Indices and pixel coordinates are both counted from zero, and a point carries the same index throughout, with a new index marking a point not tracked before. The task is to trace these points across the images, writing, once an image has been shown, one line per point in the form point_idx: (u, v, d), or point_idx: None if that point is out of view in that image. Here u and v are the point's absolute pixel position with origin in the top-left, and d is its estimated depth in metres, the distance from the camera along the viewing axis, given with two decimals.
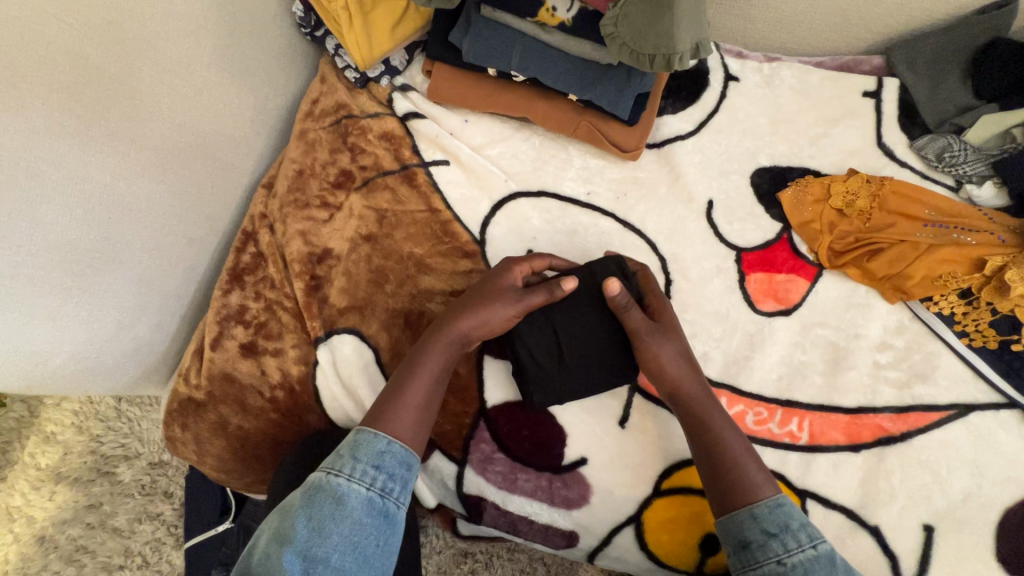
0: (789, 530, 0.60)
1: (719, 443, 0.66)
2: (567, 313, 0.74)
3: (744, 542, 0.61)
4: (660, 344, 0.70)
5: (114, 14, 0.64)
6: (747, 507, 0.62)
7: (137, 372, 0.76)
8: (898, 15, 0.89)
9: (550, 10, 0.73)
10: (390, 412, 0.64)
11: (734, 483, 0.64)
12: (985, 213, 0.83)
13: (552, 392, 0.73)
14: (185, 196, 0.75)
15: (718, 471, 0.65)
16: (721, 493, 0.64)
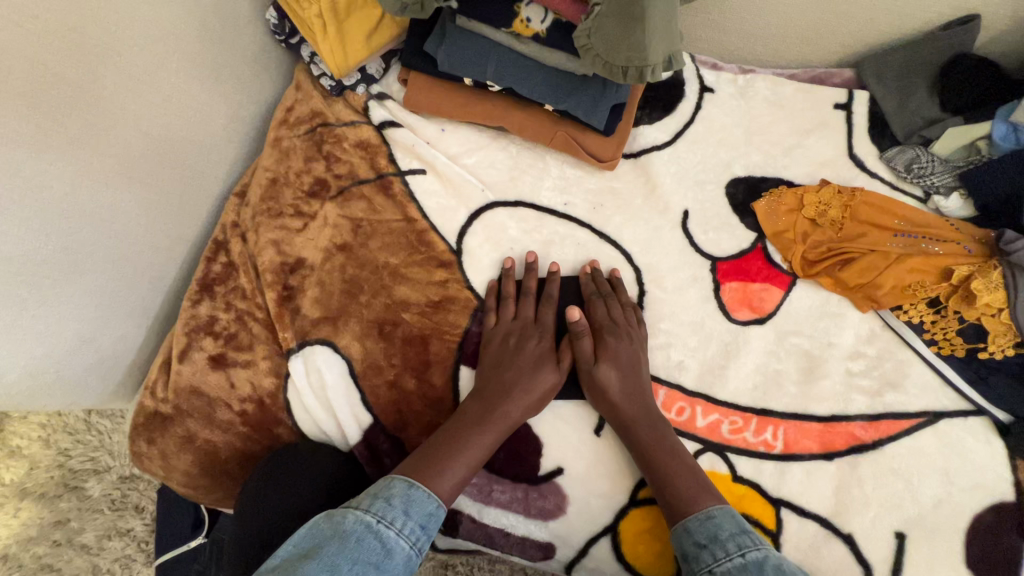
0: (719, 540, 0.63)
1: (659, 457, 0.70)
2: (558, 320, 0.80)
3: (684, 556, 0.64)
4: (603, 370, 0.74)
5: (75, 20, 0.62)
6: (681, 521, 0.66)
7: (100, 385, 0.74)
8: (868, 30, 0.91)
9: (524, 21, 0.73)
10: (437, 473, 0.66)
11: (673, 494, 0.68)
12: (953, 223, 0.84)
13: None
14: (151, 204, 0.73)
15: (659, 487, 0.69)
16: (665, 506, 0.68)
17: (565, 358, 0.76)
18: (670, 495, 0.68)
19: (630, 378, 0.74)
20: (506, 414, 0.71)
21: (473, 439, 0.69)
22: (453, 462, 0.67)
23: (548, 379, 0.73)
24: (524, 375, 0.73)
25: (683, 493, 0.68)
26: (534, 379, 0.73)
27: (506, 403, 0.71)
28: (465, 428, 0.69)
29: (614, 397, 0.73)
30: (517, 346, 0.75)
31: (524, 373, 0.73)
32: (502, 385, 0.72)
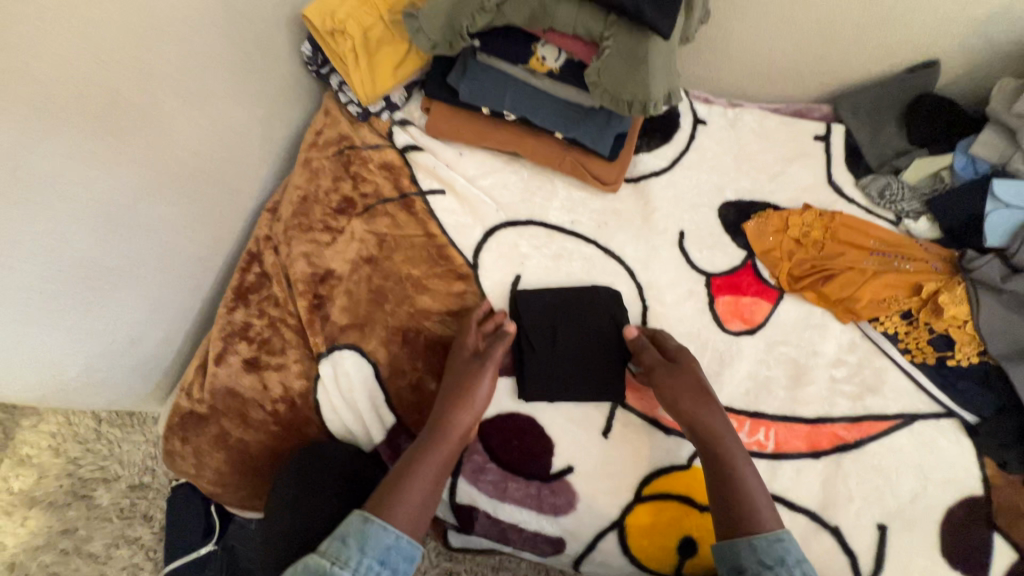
0: (785, 564, 0.63)
1: (733, 469, 0.71)
2: (567, 317, 0.85)
3: (741, 570, 0.64)
4: (677, 381, 0.78)
5: (145, 52, 0.68)
6: (748, 538, 0.66)
7: (139, 385, 0.79)
8: (843, 71, 1.02)
9: (540, 59, 0.81)
10: (391, 501, 0.65)
11: (744, 506, 0.68)
12: (922, 243, 0.93)
13: (544, 379, 0.82)
14: (195, 217, 0.79)
15: (729, 499, 0.69)
16: (733, 520, 0.68)
17: (489, 358, 0.78)
18: (736, 511, 0.68)
19: (703, 391, 0.77)
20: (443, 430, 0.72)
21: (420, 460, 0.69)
22: (408, 488, 0.67)
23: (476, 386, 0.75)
24: (457, 385, 0.76)
25: (752, 511, 0.68)
26: (469, 389, 0.75)
27: (449, 413, 0.73)
28: (416, 452, 0.70)
29: (694, 407, 0.76)
30: (456, 364, 0.78)
31: (454, 389, 0.75)
32: (449, 400, 0.75)
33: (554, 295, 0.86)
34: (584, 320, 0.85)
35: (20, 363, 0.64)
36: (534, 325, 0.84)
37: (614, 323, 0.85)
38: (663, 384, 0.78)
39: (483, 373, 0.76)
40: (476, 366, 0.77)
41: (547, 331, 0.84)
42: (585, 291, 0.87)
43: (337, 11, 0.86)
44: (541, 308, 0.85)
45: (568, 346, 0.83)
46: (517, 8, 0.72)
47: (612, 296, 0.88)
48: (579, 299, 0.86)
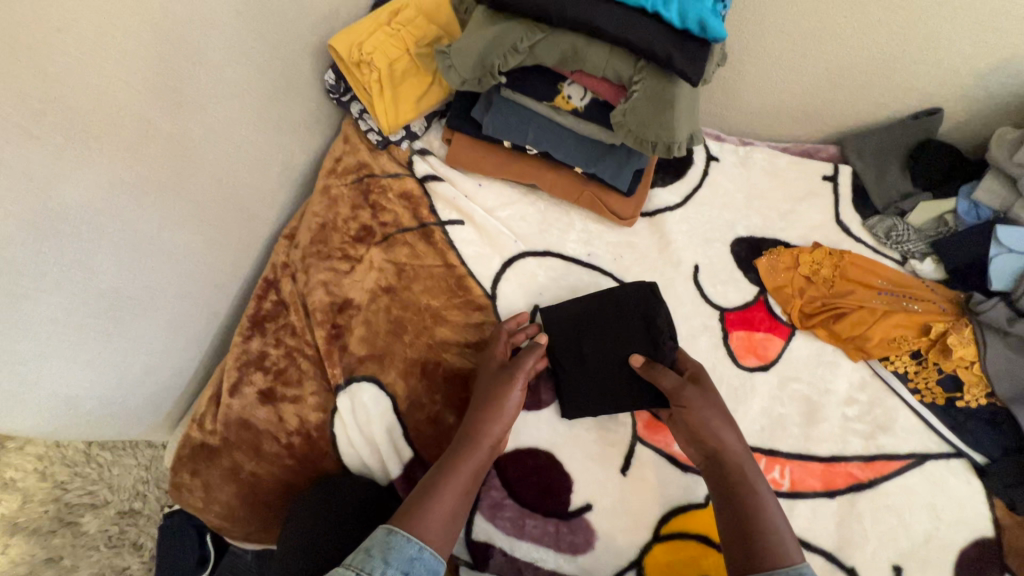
0: None
1: (756, 498, 0.67)
2: (593, 328, 0.82)
3: None
4: (699, 404, 0.74)
5: (178, 81, 0.68)
6: (766, 572, 0.61)
7: (151, 414, 0.77)
8: (850, 114, 1.05)
9: (565, 98, 0.82)
10: (418, 515, 0.64)
11: (764, 541, 0.64)
12: (929, 285, 0.95)
13: (573, 398, 0.81)
14: (215, 244, 0.78)
15: (749, 532, 0.65)
16: (752, 553, 0.63)
17: (518, 369, 0.77)
18: (757, 542, 0.64)
19: (722, 417, 0.74)
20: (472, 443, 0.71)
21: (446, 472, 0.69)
22: (433, 500, 0.66)
23: (512, 394, 0.75)
24: (490, 398, 0.75)
25: (778, 542, 0.63)
26: (497, 403, 0.75)
27: (473, 434, 0.72)
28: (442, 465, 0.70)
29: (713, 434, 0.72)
30: (486, 377, 0.79)
31: (484, 400, 0.75)
32: (478, 411, 0.75)
33: (581, 304, 0.84)
34: (613, 327, 0.81)
35: (40, 398, 0.62)
36: (558, 343, 0.83)
37: (643, 320, 0.80)
38: (690, 408, 0.73)
39: (514, 382, 0.75)
40: (504, 377, 0.77)
41: (574, 347, 0.82)
42: (612, 292, 0.83)
43: (363, 43, 0.85)
44: (569, 319, 0.84)
45: (597, 360, 0.81)
46: (548, 49, 0.73)
47: (644, 288, 0.82)
48: (605, 305, 0.82)
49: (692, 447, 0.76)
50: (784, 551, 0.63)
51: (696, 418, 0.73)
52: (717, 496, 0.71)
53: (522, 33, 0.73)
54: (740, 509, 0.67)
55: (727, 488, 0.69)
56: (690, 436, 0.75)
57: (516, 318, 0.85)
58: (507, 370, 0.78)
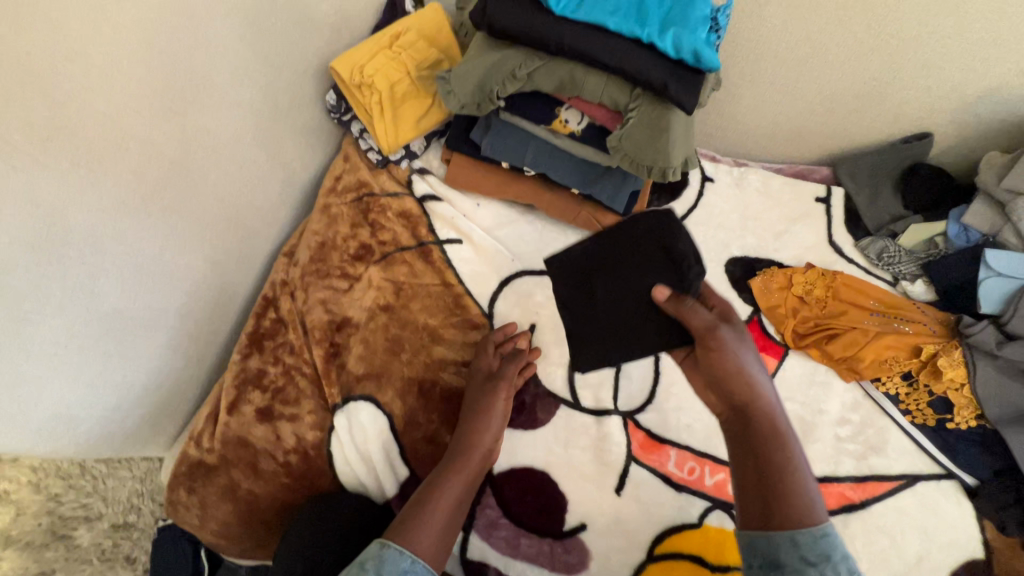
0: (829, 561, 0.51)
1: (786, 452, 0.58)
2: (610, 264, 0.74)
3: (775, 564, 0.53)
4: (729, 346, 0.65)
5: (183, 105, 0.69)
6: (788, 530, 0.53)
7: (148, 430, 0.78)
8: (843, 137, 1.07)
9: (563, 121, 0.84)
10: (411, 529, 0.65)
11: (790, 497, 0.55)
12: (920, 306, 0.97)
13: (584, 346, 0.76)
14: (215, 262, 0.80)
15: (774, 486, 0.56)
16: (775, 508, 0.55)
17: (501, 381, 0.80)
18: (782, 497, 0.55)
19: (753, 362, 0.65)
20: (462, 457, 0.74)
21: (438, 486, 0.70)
22: (425, 513, 0.66)
23: (499, 405, 0.78)
24: (478, 410, 0.78)
25: (803, 501, 0.55)
26: (484, 417, 0.77)
27: (462, 448, 0.74)
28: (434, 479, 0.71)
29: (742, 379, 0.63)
30: (474, 391, 0.81)
31: (472, 415, 0.78)
32: (467, 426, 0.77)
33: (594, 242, 0.76)
34: (631, 261, 0.73)
35: (43, 421, 0.64)
36: (567, 290, 0.77)
37: (662, 250, 0.72)
38: (719, 349, 0.65)
39: (499, 395, 0.78)
40: (490, 390, 0.79)
41: (588, 290, 0.75)
42: (621, 227, 0.75)
43: (364, 65, 0.87)
44: (585, 255, 0.76)
45: (613, 304, 0.74)
46: (547, 76, 0.75)
47: (659, 217, 0.73)
48: (621, 238, 0.74)
49: (717, 395, 0.67)
50: (810, 511, 0.54)
51: (724, 362, 0.65)
52: (736, 449, 0.62)
53: (520, 60, 0.74)
54: (762, 463, 0.58)
55: (751, 440, 0.60)
56: (714, 384, 0.66)
57: (504, 329, 0.87)
58: (493, 381, 0.80)
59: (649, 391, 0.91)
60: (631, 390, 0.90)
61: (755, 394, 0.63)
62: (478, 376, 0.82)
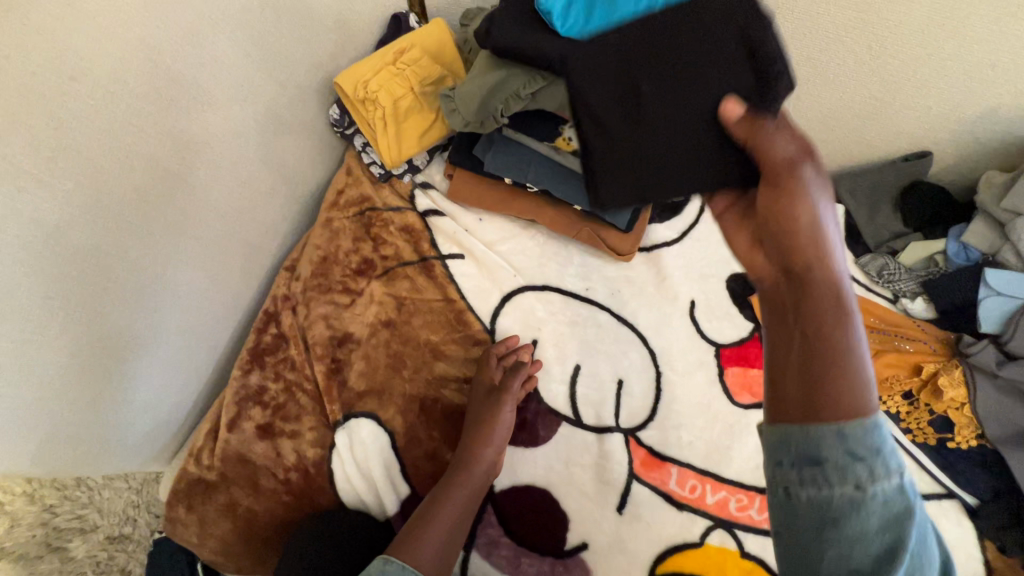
0: (879, 457, 0.40)
1: (849, 327, 0.43)
2: (662, 96, 0.65)
3: (811, 458, 0.41)
4: (806, 194, 0.51)
5: (186, 121, 0.69)
6: (833, 420, 0.41)
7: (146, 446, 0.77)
8: (844, 154, 1.07)
9: (566, 139, 0.84)
10: (412, 547, 0.67)
11: (846, 382, 0.42)
12: (919, 324, 0.97)
13: (606, 167, 0.71)
14: (215, 278, 0.80)
15: (826, 365, 0.42)
16: (821, 392, 0.42)
17: (505, 394, 0.80)
18: (835, 380, 0.42)
19: (825, 218, 0.50)
20: (466, 474, 0.75)
21: (439, 504, 0.72)
22: (426, 532, 0.69)
23: (505, 417, 0.79)
24: (482, 424, 0.79)
25: (856, 384, 0.42)
26: (488, 431, 0.78)
27: (464, 464, 0.75)
28: (435, 497, 0.73)
29: (807, 234, 0.49)
30: (477, 404, 0.81)
31: (475, 429, 0.79)
32: (470, 440, 0.78)
33: (652, 86, 0.66)
34: (689, 105, 0.64)
35: (43, 441, 0.64)
36: (595, 85, 0.69)
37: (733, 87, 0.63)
38: (790, 195, 0.52)
39: (503, 408, 0.79)
40: (493, 404, 0.80)
41: (630, 108, 0.68)
42: (685, 49, 0.65)
43: (368, 81, 0.87)
44: (643, 81, 0.66)
45: (660, 112, 0.65)
46: (548, 97, 0.74)
47: (733, 54, 0.64)
48: (688, 72, 0.64)
49: (769, 256, 0.53)
50: (862, 397, 0.41)
51: (794, 211, 0.51)
52: (779, 320, 0.48)
53: (523, 82, 0.74)
54: (813, 332, 0.44)
55: (802, 309, 0.46)
56: (771, 239, 0.52)
57: (506, 342, 0.87)
58: (496, 394, 0.81)
59: (650, 408, 0.90)
60: (632, 407, 0.90)
61: (819, 255, 0.48)
62: (480, 389, 0.82)
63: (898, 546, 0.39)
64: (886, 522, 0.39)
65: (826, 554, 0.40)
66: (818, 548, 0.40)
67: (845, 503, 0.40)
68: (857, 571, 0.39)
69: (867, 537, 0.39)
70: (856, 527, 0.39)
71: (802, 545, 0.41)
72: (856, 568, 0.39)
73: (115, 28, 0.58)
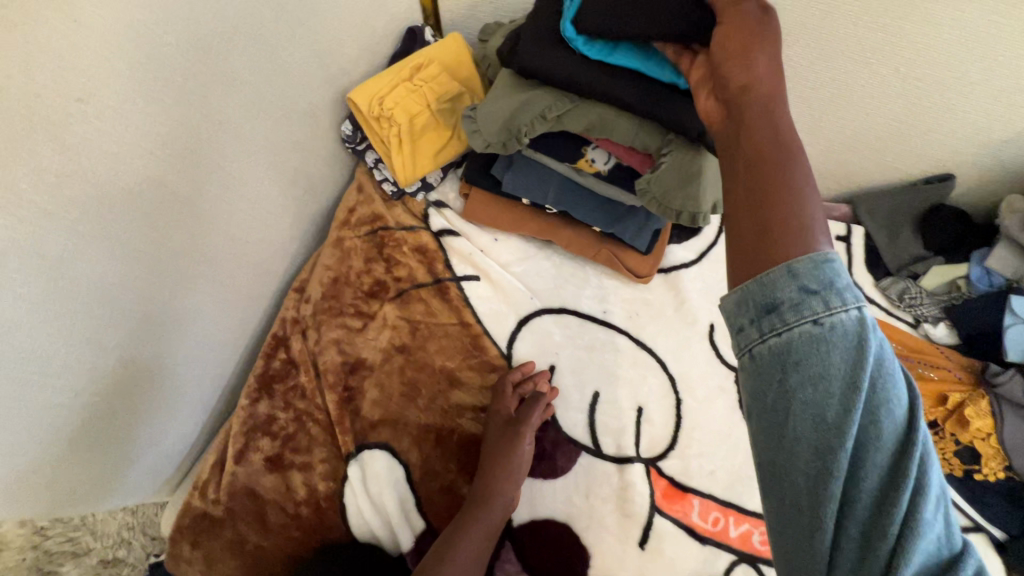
0: (833, 288, 0.37)
1: (788, 160, 0.41)
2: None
3: (769, 306, 0.38)
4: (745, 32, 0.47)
5: (197, 143, 0.66)
6: (781, 265, 0.38)
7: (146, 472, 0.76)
8: (864, 175, 1.04)
9: (589, 161, 0.81)
10: None
11: (789, 216, 0.39)
12: (943, 350, 0.96)
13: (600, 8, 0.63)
14: (222, 303, 0.77)
15: (767, 201, 0.40)
16: (764, 231, 0.39)
17: (523, 428, 0.77)
18: (777, 216, 0.39)
19: (769, 47, 0.45)
20: (483, 514, 0.72)
21: (454, 547, 0.70)
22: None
23: (525, 453, 0.76)
24: (501, 459, 0.76)
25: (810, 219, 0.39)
26: (507, 467, 0.75)
27: (480, 503, 0.73)
28: (449, 538, 0.71)
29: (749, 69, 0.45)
30: (494, 436, 0.78)
31: (493, 464, 0.76)
32: (487, 476, 0.75)
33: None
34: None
35: (46, 480, 0.63)
36: None
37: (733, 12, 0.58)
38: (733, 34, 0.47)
39: (523, 442, 0.76)
40: (512, 437, 0.77)
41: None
42: None
43: (383, 98, 0.84)
44: None
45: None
46: (577, 118, 0.73)
47: None
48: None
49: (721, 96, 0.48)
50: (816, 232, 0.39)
51: (756, 41, 0.46)
52: (734, 152, 0.44)
53: (550, 101, 0.72)
54: (759, 174, 0.41)
55: (749, 151, 0.43)
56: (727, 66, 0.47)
57: (521, 369, 0.83)
58: (513, 426, 0.78)
59: (670, 436, 0.88)
60: (652, 435, 0.87)
61: (765, 91, 0.44)
62: (498, 420, 0.80)
63: (861, 380, 0.35)
64: (850, 358, 0.36)
65: (792, 405, 0.37)
66: (784, 400, 0.37)
67: (803, 342, 0.36)
68: (822, 415, 0.36)
69: (829, 376, 0.36)
70: (817, 365, 0.36)
71: (770, 403, 0.38)
72: (824, 414, 0.36)
73: (121, 47, 0.55)
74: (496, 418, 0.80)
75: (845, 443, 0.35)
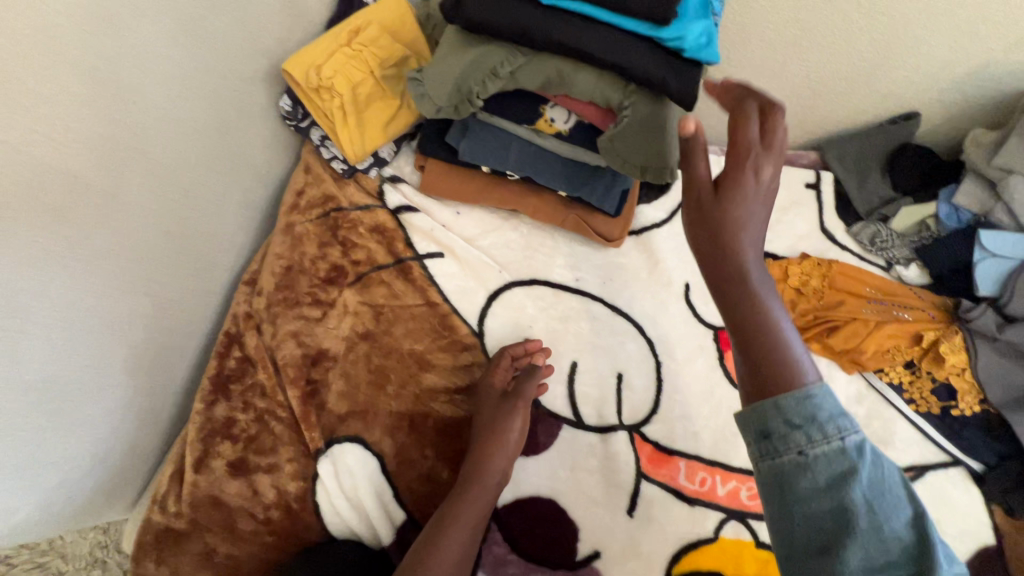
0: (817, 421, 0.39)
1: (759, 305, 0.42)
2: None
3: (762, 434, 0.40)
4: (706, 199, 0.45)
5: (109, 127, 0.59)
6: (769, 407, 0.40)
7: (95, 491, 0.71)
8: (829, 120, 1.02)
9: (548, 120, 0.77)
10: None
11: (769, 360, 0.41)
12: (916, 292, 0.96)
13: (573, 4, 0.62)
14: (160, 303, 0.71)
15: (747, 351, 0.42)
16: (752, 374, 0.42)
17: (517, 402, 0.76)
18: (759, 362, 0.41)
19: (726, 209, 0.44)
20: (475, 493, 0.69)
21: (440, 533, 0.66)
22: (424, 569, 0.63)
23: (519, 424, 0.74)
24: (490, 432, 0.73)
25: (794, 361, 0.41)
26: (497, 439, 0.73)
27: (468, 484, 0.69)
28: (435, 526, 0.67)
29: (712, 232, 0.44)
30: (484, 412, 0.76)
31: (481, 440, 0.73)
32: (476, 452, 0.72)
33: None
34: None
35: None
36: None
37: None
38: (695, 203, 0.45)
39: (514, 414, 0.74)
40: (504, 410, 0.75)
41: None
42: None
43: (321, 66, 0.77)
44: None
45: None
46: (532, 74, 0.68)
47: None
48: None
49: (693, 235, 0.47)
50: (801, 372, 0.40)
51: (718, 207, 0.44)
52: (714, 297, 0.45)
53: (502, 57, 0.67)
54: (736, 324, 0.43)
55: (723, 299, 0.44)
56: (705, 260, 0.45)
57: (504, 353, 0.80)
58: (502, 402, 0.76)
59: (651, 402, 0.85)
60: (634, 402, 0.85)
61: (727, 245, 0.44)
62: (490, 395, 0.78)
63: (848, 501, 0.37)
64: (837, 481, 0.38)
65: (792, 523, 0.39)
66: (787, 519, 0.39)
67: (792, 471, 0.39)
68: (819, 533, 0.38)
69: (819, 500, 0.38)
70: (806, 487, 0.38)
71: (774, 521, 0.40)
72: (821, 533, 0.38)
73: None
74: (485, 389, 0.79)
75: (847, 558, 0.37)
